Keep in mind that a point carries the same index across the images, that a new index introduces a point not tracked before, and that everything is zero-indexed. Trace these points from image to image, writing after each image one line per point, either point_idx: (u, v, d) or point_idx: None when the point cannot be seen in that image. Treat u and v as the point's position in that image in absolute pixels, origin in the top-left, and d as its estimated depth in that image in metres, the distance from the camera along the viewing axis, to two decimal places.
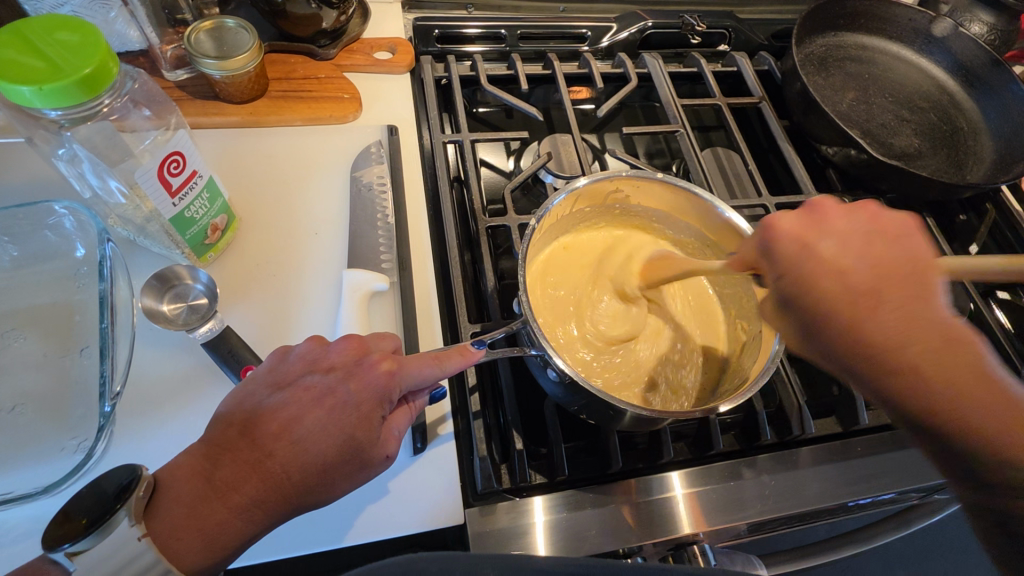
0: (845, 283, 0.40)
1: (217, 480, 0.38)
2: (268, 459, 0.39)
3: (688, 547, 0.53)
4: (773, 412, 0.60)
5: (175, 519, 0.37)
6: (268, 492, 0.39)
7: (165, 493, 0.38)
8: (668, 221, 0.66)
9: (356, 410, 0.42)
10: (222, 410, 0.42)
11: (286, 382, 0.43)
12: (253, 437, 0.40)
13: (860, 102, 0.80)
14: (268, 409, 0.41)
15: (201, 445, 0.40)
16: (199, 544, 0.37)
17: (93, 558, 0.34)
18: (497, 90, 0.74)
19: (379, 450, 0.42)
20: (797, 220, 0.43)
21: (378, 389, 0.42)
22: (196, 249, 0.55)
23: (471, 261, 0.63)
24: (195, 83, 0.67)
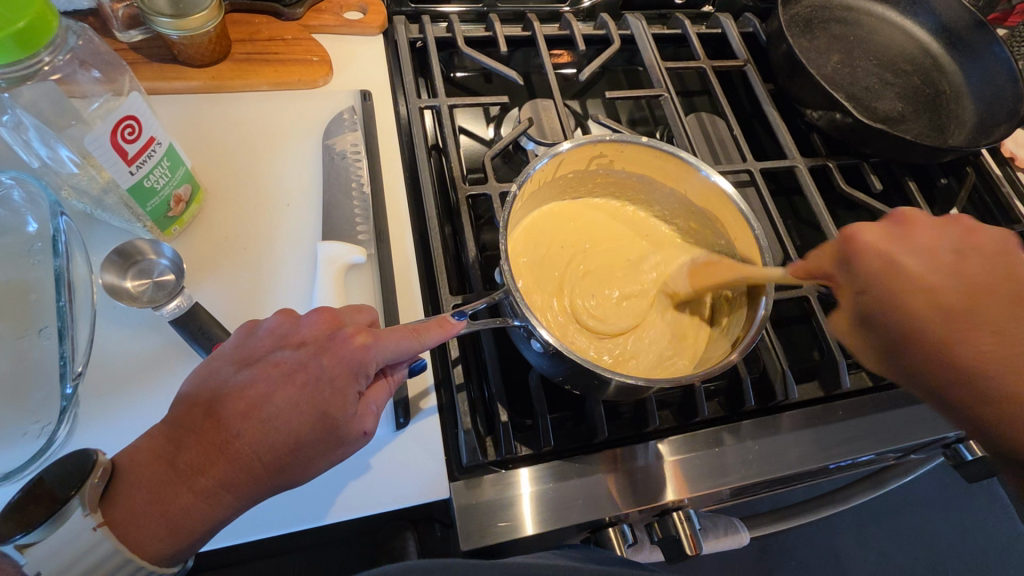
0: (927, 279, 0.43)
1: (180, 463, 0.37)
2: (235, 440, 0.38)
3: (672, 513, 0.53)
4: (757, 378, 0.59)
5: (137, 506, 0.35)
6: (236, 475, 0.37)
7: (125, 478, 0.36)
8: (648, 184, 0.64)
9: (328, 385, 0.40)
10: (187, 387, 0.40)
11: (254, 358, 0.41)
12: (218, 418, 0.38)
13: (846, 65, 0.79)
14: (237, 386, 0.40)
15: (164, 425, 0.38)
16: (163, 531, 0.35)
17: (45, 549, 0.33)
18: (475, 53, 0.70)
19: (353, 427, 0.40)
20: (878, 230, 0.45)
21: (351, 361, 0.40)
22: (159, 222, 0.52)
23: (451, 233, 0.61)
24: (151, 45, 0.62)
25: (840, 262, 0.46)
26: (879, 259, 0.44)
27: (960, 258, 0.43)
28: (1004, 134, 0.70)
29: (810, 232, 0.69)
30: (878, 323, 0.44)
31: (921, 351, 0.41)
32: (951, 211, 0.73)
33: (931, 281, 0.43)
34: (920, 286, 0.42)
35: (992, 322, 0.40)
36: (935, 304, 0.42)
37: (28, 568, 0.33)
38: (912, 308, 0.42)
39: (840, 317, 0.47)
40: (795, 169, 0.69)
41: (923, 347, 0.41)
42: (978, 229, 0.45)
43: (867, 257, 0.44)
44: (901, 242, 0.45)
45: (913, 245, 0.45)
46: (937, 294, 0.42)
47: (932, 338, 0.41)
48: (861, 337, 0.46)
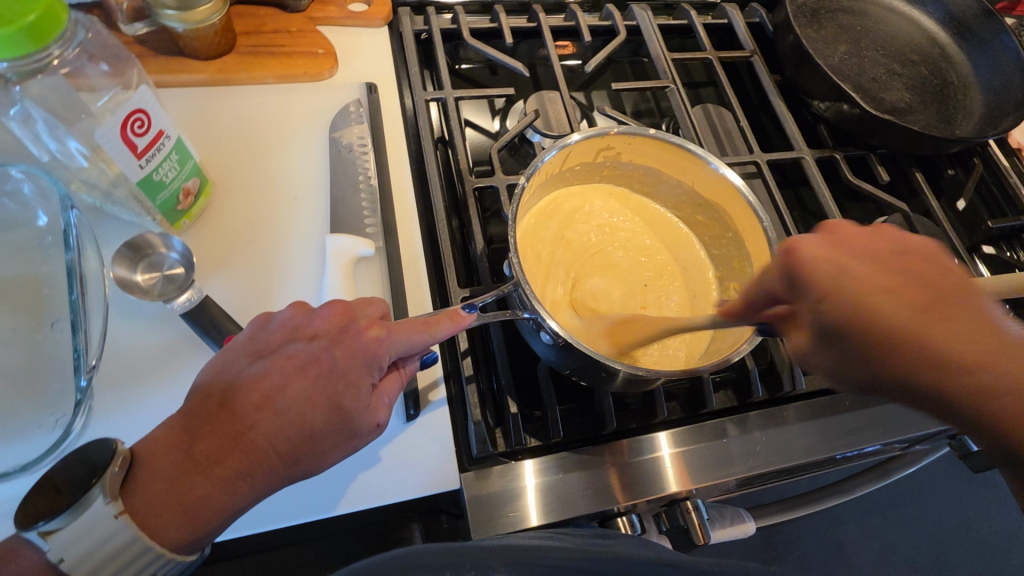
0: (853, 289, 0.34)
1: (196, 454, 0.37)
2: (250, 431, 0.38)
3: (680, 503, 0.54)
4: (764, 369, 0.60)
5: (154, 495, 0.36)
6: (251, 465, 0.38)
7: (143, 468, 0.36)
8: (651, 175, 0.64)
9: (340, 377, 0.40)
10: (201, 379, 0.41)
11: (268, 350, 0.41)
12: (233, 410, 0.39)
13: (853, 56, 0.78)
14: (251, 378, 0.40)
15: (179, 417, 0.39)
16: (180, 520, 0.36)
17: (67, 536, 0.33)
18: (481, 44, 0.70)
19: (364, 417, 0.40)
20: (816, 240, 0.36)
21: (363, 352, 0.41)
22: (168, 215, 0.52)
23: (459, 226, 0.61)
24: (156, 38, 0.62)
25: (783, 280, 0.37)
26: (833, 269, 0.35)
27: (878, 265, 0.35)
28: (1012, 124, 0.69)
29: (817, 223, 0.69)
30: (839, 340, 0.35)
31: (884, 374, 0.34)
32: (958, 202, 0.73)
33: (886, 297, 0.34)
34: (846, 296, 0.34)
35: (940, 309, 0.34)
36: (905, 313, 0.33)
37: (53, 555, 0.33)
38: (853, 313, 0.34)
39: (797, 333, 0.38)
40: (802, 160, 0.69)
41: (853, 362, 0.35)
42: (900, 233, 0.36)
43: (813, 269, 0.35)
44: (847, 252, 0.36)
45: (853, 249, 0.36)
46: (894, 291, 0.34)
47: (981, 375, 0.32)
48: (821, 362, 0.36)
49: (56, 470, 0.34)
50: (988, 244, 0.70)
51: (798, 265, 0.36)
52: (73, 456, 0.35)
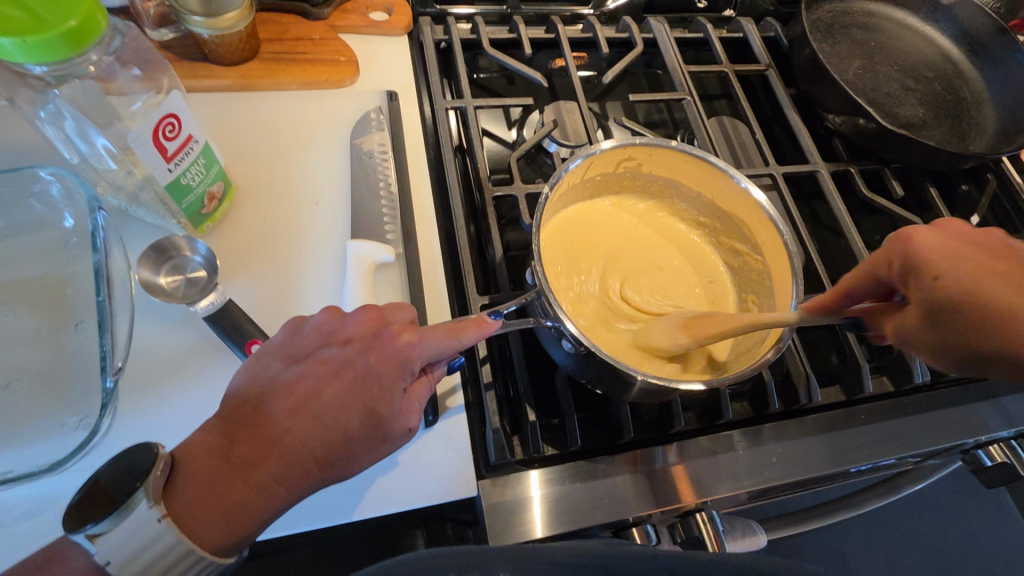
0: (959, 270, 0.39)
1: (235, 457, 0.37)
2: (287, 435, 0.38)
3: (695, 515, 0.54)
4: (780, 381, 0.60)
5: (195, 498, 0.36)
6: (289, 468, 0.38)
7: (183, 472, 0.37)
8: (669, 186, 0.64)
9: (376, 380, 0.41)
10: (237, 383, 0.41)
11: (302, 355, 0.42)
12: (269, 413, 0.39)
13: (867, 70, 0.79)
14: (286, 382, 0.40)
15: (217, 421, 0.39)
16: (221, 522, 0.36)
17: (113, 540, 0.33)
18: (500, 54, 0.71)
19: (396, 422, 0.41)
20: (930, 233, 0.41)
21: (398, 357, 0.41)
22: (193, 219, 0.52)
23: (477, 233, 0.61)
24: (182, 43, 0.63)
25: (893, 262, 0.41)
26: (940, 252, 0.40)
27: (962, 242, 0.41)
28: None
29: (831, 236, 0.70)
30: (943, 319, 0.39)
31: (967, 323, 0.38)
32: (972, 218, 0.73)
33: (995, 279, 0.39)
34: (949, 279, 0.39)
35: (1017, 276, 0.39)
36: (994, 293, 0.38)
37: (99, 557, 0.33)
38: (980, 298, 0.38)
39: (897, 331, 0.41)
40: (817, 173, 0.70)
41: (960, 338, 0.38)
42: (952, 223, 0.43)
43: (924, 252, 0.40)
44: (943, 241, 0.40)
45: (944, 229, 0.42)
46: (977, 265, 0.39)
47: (995, 311, 0.38)
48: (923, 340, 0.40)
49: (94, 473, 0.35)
50: None
51: (912, 249, 0.40)
52: (118, 462, 0.35)
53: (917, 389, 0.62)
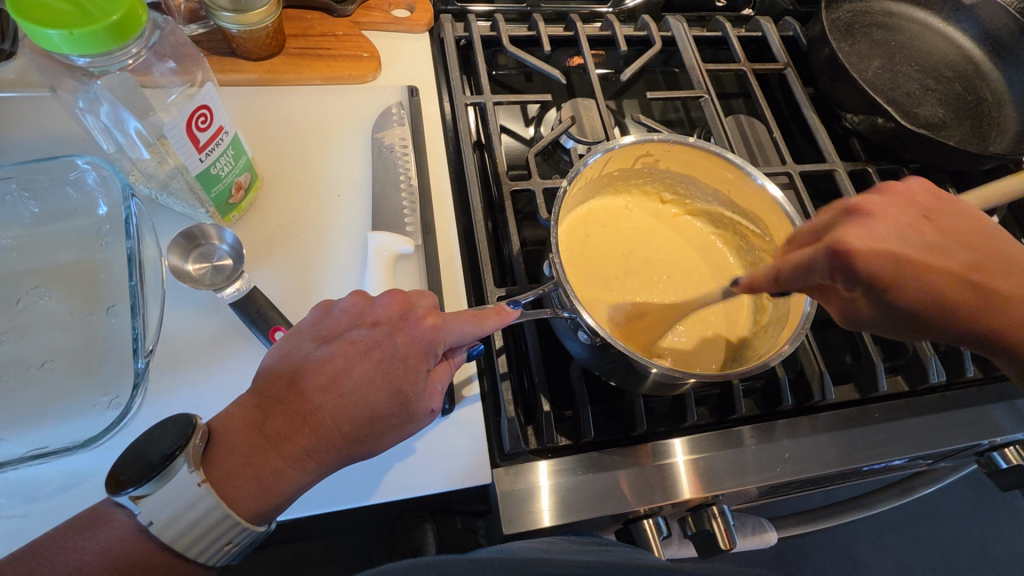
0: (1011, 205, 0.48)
1: (268, 430, 0.39)
2: (317, 411, 0.40)
3: (705, 508, 0.55)
4: (794, 378, 0.60)
5: (232, 466, 0.38)
6: (320, 443, 0.40)
7: (220, 441, 0.39)
8: (686, 181, 0.65)
9: (403, 360, 0.42)
10: (268, 360, 0.43)
11: (332, 335, 0.44)
12: (301, 389, 0.41)
13: (886, 70, 0.79)
14: (317, 361, 0.42)
15: (252, 396, 0.41)
16: (255, 491, 0.38)
17: (156, 502, 0.35)
18: (519, 51, 0.72)
19: (421, 401, 0.42)
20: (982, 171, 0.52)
21: (423, 339, 0.43)
22: (221, 208, 0.54)
23: (494, 226, 0.62)
24: (210, 38, 0.65)
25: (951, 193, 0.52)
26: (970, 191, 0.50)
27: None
28: None
29: None
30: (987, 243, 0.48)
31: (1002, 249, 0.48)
32: (991, 219, 0.72)
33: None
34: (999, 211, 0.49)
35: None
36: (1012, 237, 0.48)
37: (144, 517, 0.35)
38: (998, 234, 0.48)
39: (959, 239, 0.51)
40: (834, 172, 0.70)
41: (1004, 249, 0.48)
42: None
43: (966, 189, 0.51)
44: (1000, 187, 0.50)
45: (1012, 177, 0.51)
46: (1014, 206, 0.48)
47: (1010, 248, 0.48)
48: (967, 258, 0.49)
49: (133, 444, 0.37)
50: None
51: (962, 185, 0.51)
52: (158, 431, 0.37)
53: (932, 389, 0.62)
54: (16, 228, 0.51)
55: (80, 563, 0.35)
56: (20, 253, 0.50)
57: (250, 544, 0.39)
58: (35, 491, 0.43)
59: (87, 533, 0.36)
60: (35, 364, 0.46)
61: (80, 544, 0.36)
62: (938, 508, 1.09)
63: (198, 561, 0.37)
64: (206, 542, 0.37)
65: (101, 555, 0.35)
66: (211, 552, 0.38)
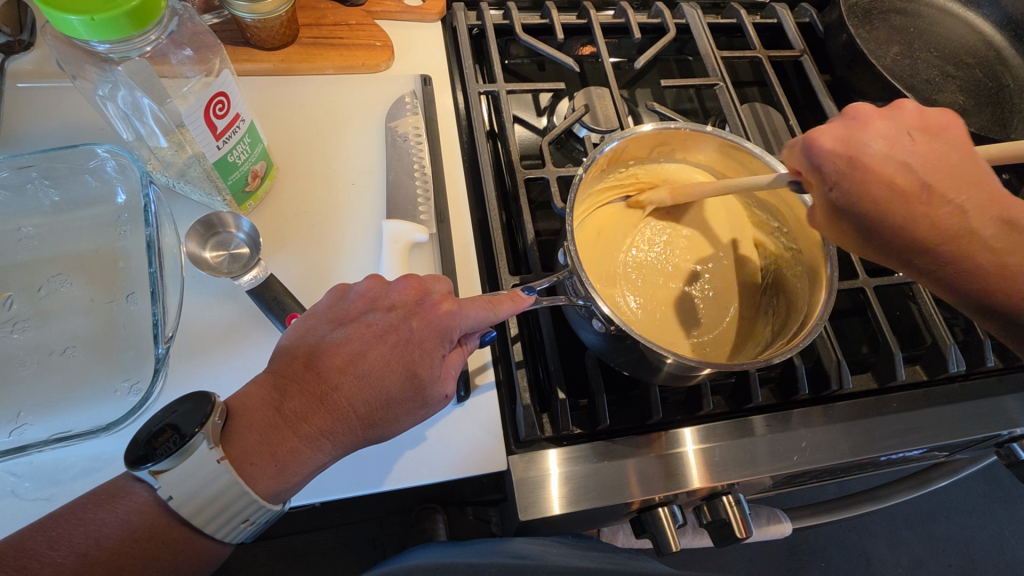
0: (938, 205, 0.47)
1: (286, 410, 0.40)
2: (334, 392, 0.41)
3: (721, 497, 0.54)
4: (811, 367, 0.60)
5: (249, 444, 0.38)
6: (337, 424, 0.40)
7: (238, 420, 0.39)
8: (702, 171, 0.64)
9: (418, 342, 0.43)
10: (285, 342, 0.43)
11: (348, 318, 0.44)
12: (317, 371, 0.41)
13: (905, 57, 0.77)
14: (333, 343, 0.43)
15: (267, 376, 0.41)
16: (272, 470, 0.38)
17: (175, 477, 0.36)
18: (532, 39, 0.71)
19: (436, 384, 0.43)
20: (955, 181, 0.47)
21: (438, 322, 0.43)
22: (238, 196, 0.54)
23: (507, 215, 0.62)
24: (225, 28, 0.65)
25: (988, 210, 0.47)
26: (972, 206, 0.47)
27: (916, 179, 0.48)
28: None
29: None
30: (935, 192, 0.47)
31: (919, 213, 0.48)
32: None
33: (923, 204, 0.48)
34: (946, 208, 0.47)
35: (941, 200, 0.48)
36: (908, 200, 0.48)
37: (162, 492, 0.36)
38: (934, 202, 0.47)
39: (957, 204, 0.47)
40: None
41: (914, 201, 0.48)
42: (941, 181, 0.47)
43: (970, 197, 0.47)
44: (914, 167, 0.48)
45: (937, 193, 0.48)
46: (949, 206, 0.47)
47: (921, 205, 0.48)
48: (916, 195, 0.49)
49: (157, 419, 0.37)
50: None
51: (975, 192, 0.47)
52: (178, 408, 0.37)
53: (951, 379, 0.61)
54: (37, 215, 0.51)
55: (101, 536, 0.35)
56: (41, 241, 0.51)
57: (266, 523, 0.40)
58: (58, 475, 0.44)
59: (108, 506, 0.36)
60: (57, 350, 0.47)
61: (100, 517, 0.36)
62: (952, 501, 1.09)
63: (215, 536, 0.38)
64: (224, 518, 0.37)
65: (121, 527, 0.36)
66: (228, 528, 0.38)
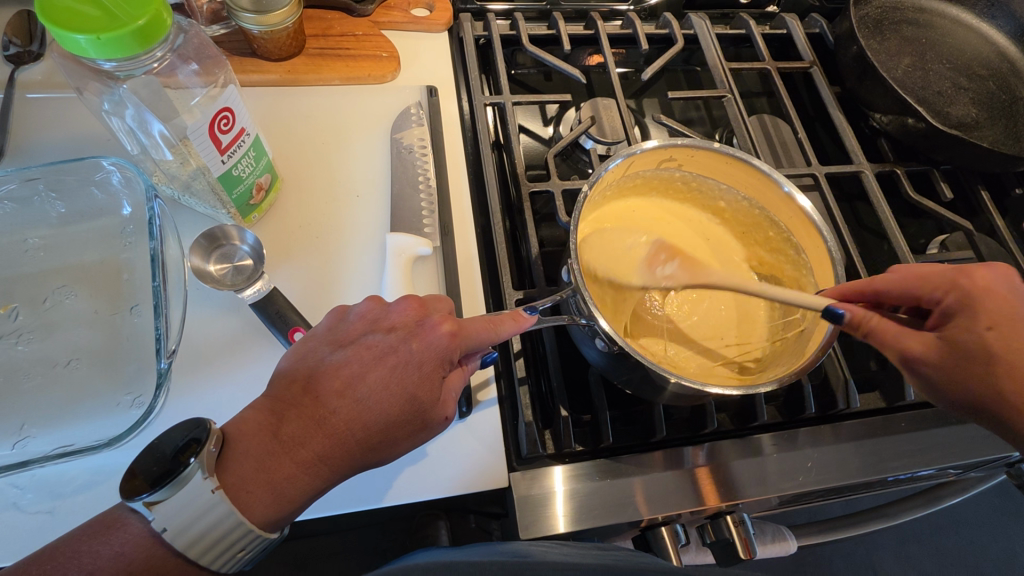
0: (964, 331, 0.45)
1: (283, 436, 0.39)
2: (332, 416, 0.40)
3: (725, 516, 0.54)
4: (818, 385, 0.59)
5: (245, 472, 0.38)
6: (334, 449, 0.40)
7: (234, 446, 0.39)
8: (709, 187, 0.63)
9: (417, 364, 0.42)
10: (284, 364, 0.43)
11: (348, 340, 0.44)
12: (316, 394, 0.41)
13: (917, 68, 0.76)
14: (332, 365, 0.42)
15: (266, 400, 0.41)
16: (268, 497, 0.38)
17: (168, 508, 0.36)
18: (538, 50, 0.71)
19: (436, 406, 0.43)
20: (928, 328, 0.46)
21: (438, 344, 0.43)
22: (242, 209, 0.54)
23: (512, 227, 0.62)
24: (232, 39, 0.65)
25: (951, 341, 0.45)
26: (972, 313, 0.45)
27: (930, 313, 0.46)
28: None
29: (874, 240, 0.68)
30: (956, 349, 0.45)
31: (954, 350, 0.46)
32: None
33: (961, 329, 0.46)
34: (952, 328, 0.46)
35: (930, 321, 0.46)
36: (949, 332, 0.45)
37: (156, 524, 0.36)
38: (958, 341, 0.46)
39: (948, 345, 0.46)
40: (861, 174, 0.69)
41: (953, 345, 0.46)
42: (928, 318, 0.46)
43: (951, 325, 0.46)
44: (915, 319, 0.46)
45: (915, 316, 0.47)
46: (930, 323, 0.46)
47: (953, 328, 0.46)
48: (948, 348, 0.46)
49: (175, 435, 0.38)
50: None
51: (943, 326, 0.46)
52: (175, 434, 0.38)
53: None
54: (44, 228, 0.51)
55: (97, 567, 0.35)
56: (47, 252, 0.51)
57: (262, 550, 0.40)
58: (59, 488, 0.44)
59: (102, 537, 0.37)
60: (61, 362, 0.47)
61: (95, 548, 0.36)
62: (961, 516, 1.07)
63: (210, 567, 0.37)
64: (220, 549, 0.37)
65: (114, 560, 0.36)
66: (224, 558, 0.38)
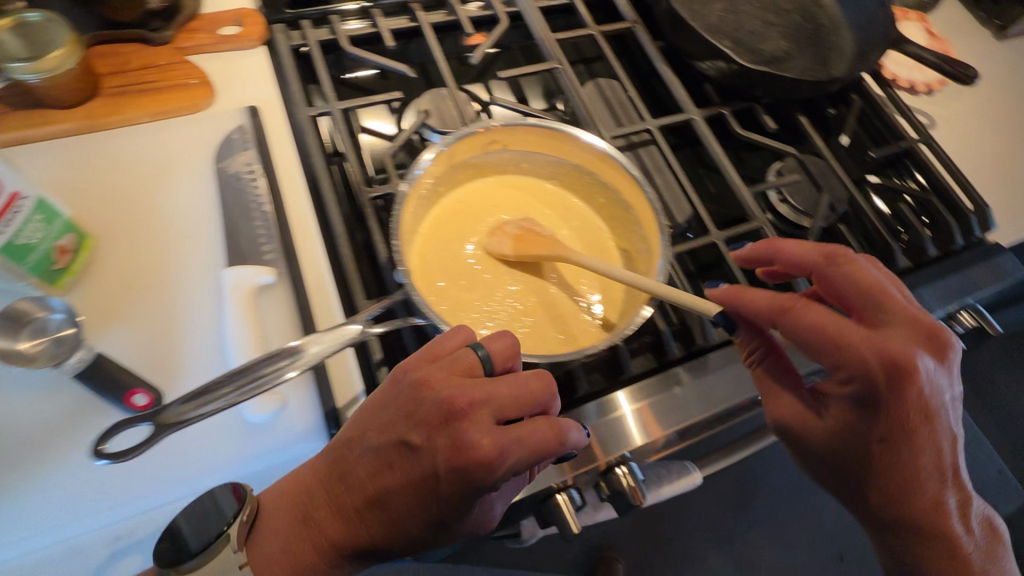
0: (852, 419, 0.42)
1: (305, 521, 0.42)
2: (373, 504, 0.41)
3: (615, 471, 0.55)
4: (678, 328, 0.62)
5: (259, 555, 0.42)
6: (319, 548, 0.42)
7: (263, 521, 0.43)
8: (540, 163, 0.65)
9: (446, 441, 0.39)
10: (345, 433, 0.44)
11: (416, 411, 0.41)
12: (347, 481, 0.42)
13: (729, 12, 0.81)
14: (369, 458, 0.42)
15: (302, 476, 0.44)
16: None
17: None
18: (361, 51, 0.69)
19: (444, 479, 0.39)
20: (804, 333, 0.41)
21: (446, 411, 0.40)
22: (47, 276, 0.51)
23: (361, 236, 0.61)
24: (14, 94, 0.60)
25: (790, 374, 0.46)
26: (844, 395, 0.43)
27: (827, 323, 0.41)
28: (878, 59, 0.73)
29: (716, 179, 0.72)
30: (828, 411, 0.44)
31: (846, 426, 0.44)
32: (842, 138, 0.77)
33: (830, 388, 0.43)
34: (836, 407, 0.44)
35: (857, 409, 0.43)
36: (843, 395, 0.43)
37: None
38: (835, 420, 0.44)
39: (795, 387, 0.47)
40: (691, 121, 0.72)
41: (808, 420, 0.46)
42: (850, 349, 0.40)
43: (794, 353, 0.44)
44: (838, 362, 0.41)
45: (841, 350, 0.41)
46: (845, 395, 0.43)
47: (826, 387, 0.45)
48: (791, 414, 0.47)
49: None
50: (876, 174, 0.75)
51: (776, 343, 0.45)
52: None
53: None
54: None
55: None
56: None
57: None
58: None
59: None
60: None
61: None
62: None
63: None
64: None
65: None
66: None
